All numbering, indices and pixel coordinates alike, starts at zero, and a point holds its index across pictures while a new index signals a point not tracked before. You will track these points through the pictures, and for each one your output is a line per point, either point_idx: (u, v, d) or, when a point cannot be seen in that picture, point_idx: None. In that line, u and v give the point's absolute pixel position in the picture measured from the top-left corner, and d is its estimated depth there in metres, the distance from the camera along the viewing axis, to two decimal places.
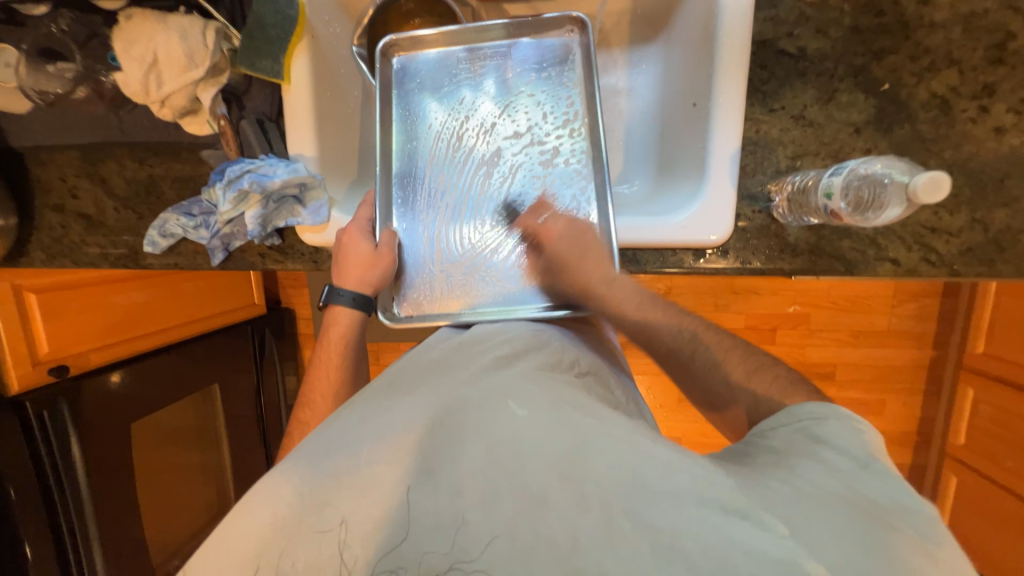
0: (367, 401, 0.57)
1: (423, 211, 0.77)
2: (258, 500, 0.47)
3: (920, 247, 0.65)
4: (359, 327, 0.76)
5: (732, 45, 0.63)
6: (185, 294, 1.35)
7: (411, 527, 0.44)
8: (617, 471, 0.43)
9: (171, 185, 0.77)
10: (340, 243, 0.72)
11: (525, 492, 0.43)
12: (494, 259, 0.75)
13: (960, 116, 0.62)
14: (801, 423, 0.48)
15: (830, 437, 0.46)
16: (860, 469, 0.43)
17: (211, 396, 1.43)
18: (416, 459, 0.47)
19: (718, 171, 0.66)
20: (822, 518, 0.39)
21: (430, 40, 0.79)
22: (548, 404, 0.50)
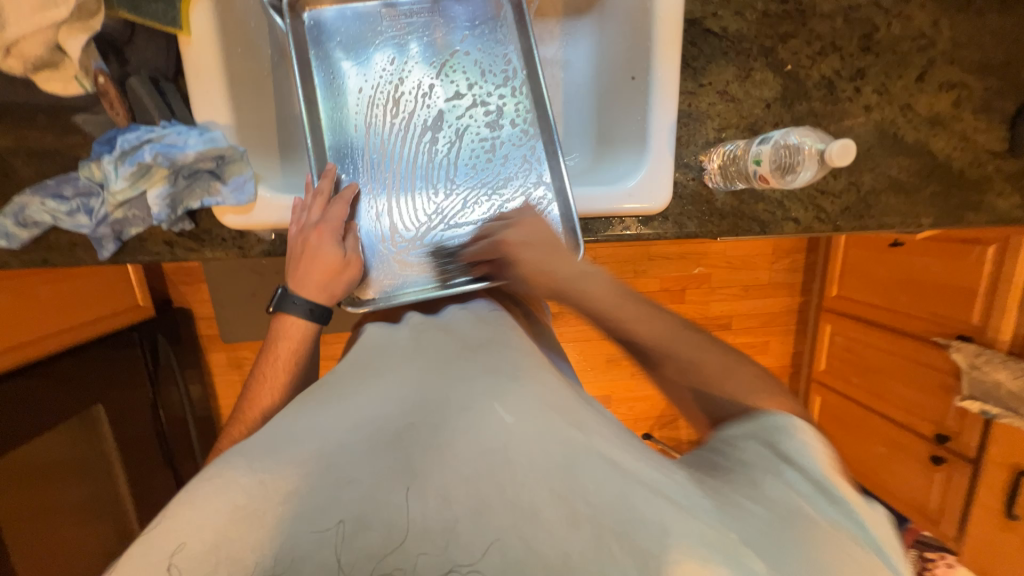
0: (334, 400, 0.49)
1: (366, 182, 0.71)
2: (215, 489, 0.39)
3: (814, 208, 0.77)
4: (312, 341, 0.65)
5: (667, 15, 0.67)
6: (42, 300, 1.09)
7: (396, 540, 0.37)
8: (612, 492, 0.39)
9: (25, 160, 0.61)
10: (304, 242, 0.63)
11: (519, 505, 0.38)
12: (439, 231, 0.72)
13: (841, 96, 0.74)
14: (763, 438, 0.50)
15: (796, 462, 0.46)
16: (815, 493, 0.44)
17: (95, 419, 1.21)
18: (394, 459, 0.41)
19: (660, 137, 0.70)
20: (777, 539, 0.39)
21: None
22: (535, 407, 0.46)
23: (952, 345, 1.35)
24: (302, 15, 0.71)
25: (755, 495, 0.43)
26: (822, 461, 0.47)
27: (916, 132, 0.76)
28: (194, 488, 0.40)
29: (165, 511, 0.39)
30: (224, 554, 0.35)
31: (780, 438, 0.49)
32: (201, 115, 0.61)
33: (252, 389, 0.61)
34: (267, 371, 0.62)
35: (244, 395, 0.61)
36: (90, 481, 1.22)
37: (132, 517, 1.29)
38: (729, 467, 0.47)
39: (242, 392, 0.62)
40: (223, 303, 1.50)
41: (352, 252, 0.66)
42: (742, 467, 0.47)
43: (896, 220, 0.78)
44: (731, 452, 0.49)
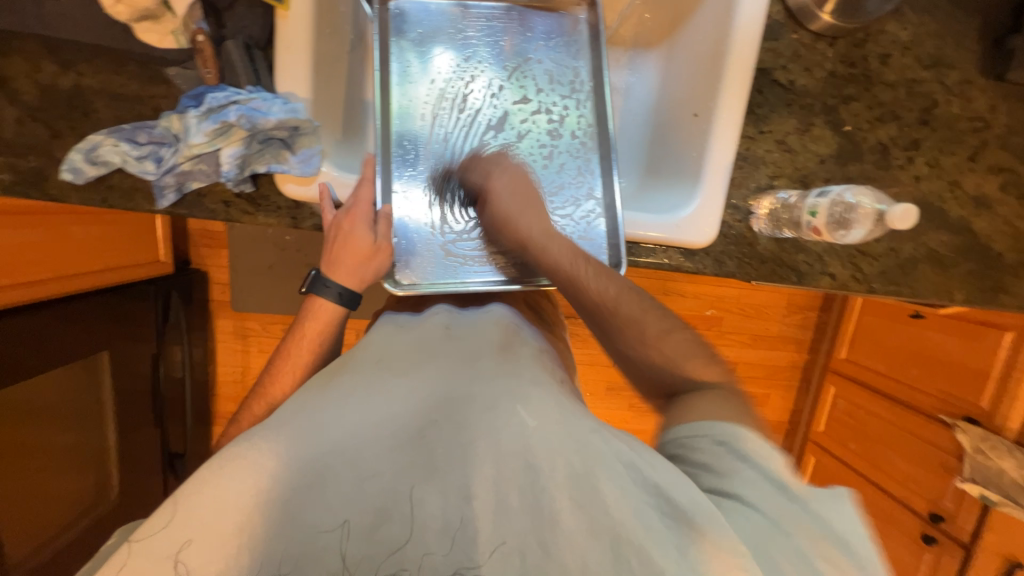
0: (350, 379, 0.51)
1: (422, 170, 0.73)
2: (236, 473, 0.40)
3: (852, 266, 0.78)
4: (339, 327, 0.66)
5: (741, 56, 0.70)
6: (72, 240, 1.11)
7: (421, 531, 0.40)
8: (627, 505, 0.40)
9: (108, 102, 0.63)
10: (336, 228, 0.63)
11: (537, 511, 0.41)
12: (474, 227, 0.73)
13: (894, 163, 0.76)
14: (714, 447, 0.44)
15: (748, 469, 0.42)
16: (777, 494, 0.41)
17: (97, 364, 1.17)
18: (416, 459, 0.43)
19: (713, 174, 0.72)
20: (750, 566, 0.37)
21: None
22: (556, 411, 0.46)
23: (957, 426, 1.34)
24: (387, 4, 0.74)
25: (734, 517, 0.40)
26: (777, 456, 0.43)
27: (960, 209, 0.78)
28: (212, 467, 0.41)
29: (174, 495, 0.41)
30: (251, 536, 0.39)
31: (736, 440, 0.44)
32: (282, 84, 0.62)
33: (276, 365, 0.63)
34: (292, 350, 0.63)
35: (267, 369, 0.63)
36: (80, 428, 1.17)
37: (116, 471, 1.26)
38: (700, 477, 0.43)
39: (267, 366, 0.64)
40: (241, 271, 1.51)
41: (383, 236, 0.64)
42: (711, 478, 0.43)
43: (929, 291, 0.79)
44: (691, 464, 0.45)
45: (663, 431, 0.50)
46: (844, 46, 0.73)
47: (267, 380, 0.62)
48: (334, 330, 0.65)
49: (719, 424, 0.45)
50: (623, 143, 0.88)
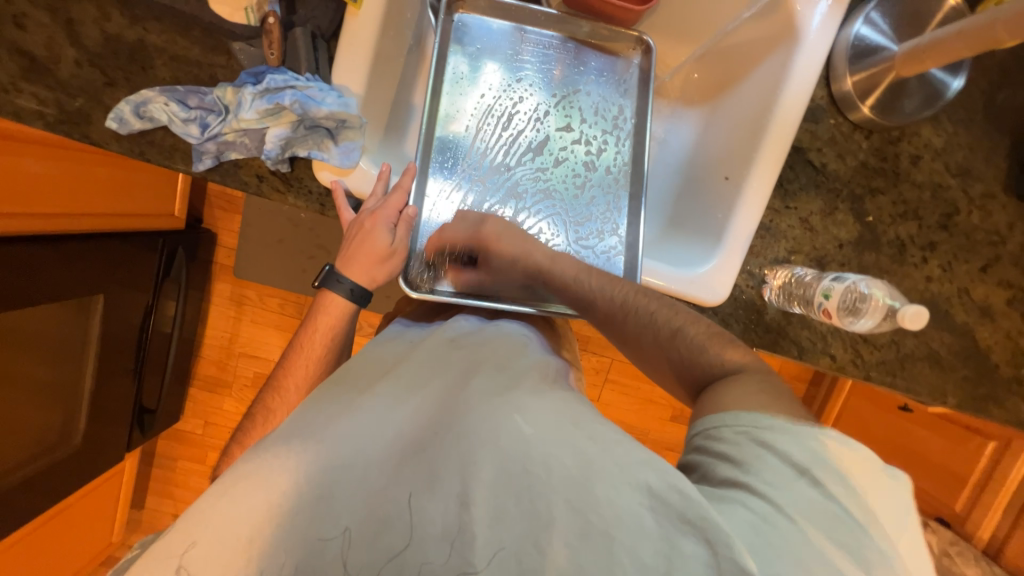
0: (369, 390, 0.53)
1: (457, 179, 0.74)
2: (252, 483, 0.44)
3: (853, 351, 0.79)
4: (349, 321, 0.68)
5: (781, 130, 0.72)
6: (93, 181, 1.12)
7: (422, 535, 0.43)
8: (621, 504, 0.42)
9: (166, 62, 0.64)
10: (359, 227, 0.65)
11: (533, 515, 0.43)
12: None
13: (909, 260, 0.77)
14: (751, 432, 0.47)
15: (777, 450, 0.45)
16: (797, 482, 0.43)
17: (91, 307, 1.16)
18: (417, 471, 0.46)
19: (733, 240, 0.73)
20: (773, 543, 0.40)
21: (493, 11, 0.77)
22: (553, 419, 0.48)
23: (929, 525, 1.35)
24: (451, 16, 0.76)
25: (746, 498, 0.42)
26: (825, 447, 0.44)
27: (965, 314, 0.80)
28: (231, 477, 0.46)
29: (189, 509, 0.45)
30: (260, 546, 0.43)
31: (763, 428, 0.47)
32: (339, 77, 0.64)
33: (289, 360, 0.68)
34: (304, 346, 0.67)
35: (282, 362, 0.68)
36: (61, 367, 1.15)
37: (84, 416, 1.24)
38: (719, 465, 0.46)
39: (279, 361, 0.68)
40: (250, 240, 1.51)
41: (400, 240, 0.66)
42: (728, 468, 0.45)
43: (923, 388, 0.80)
44: (714, 452, 0.48)
45: (690, 424, 0.53)
46: (879, 140, 0.75)
47: (281, 371, 0.67)
48: (346, 328, 0.68)
49: (750, 415, 0.48)
50: (657, 187, 0.89)
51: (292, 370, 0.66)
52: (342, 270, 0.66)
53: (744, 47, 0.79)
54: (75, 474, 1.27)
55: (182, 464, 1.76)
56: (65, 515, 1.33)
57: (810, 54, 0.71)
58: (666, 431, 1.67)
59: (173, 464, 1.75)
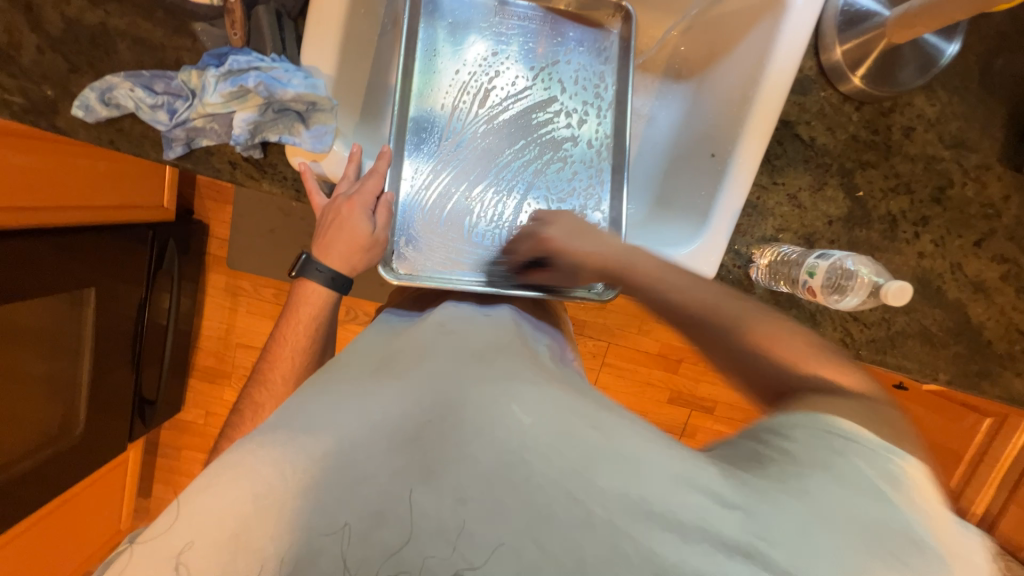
0: (352, 384, 0.51)
1: (435, 159, 0.73)
2: (237, 476, 0.41)
3: (842, 330, 0.78)
4: (330, 309, 0.68)
5: (767, 102, 0.69)
6: (78, 173, 1.11)
7: (419, 534, 0.39)
8: (622, 493, 0.41)
9: (130, 46, 0.62)
10: (334, 211, 0.63)
11: (531, 503, 0.41)
12: (471, 220, 0.72)
13: (900, 236, 0.76)
14: (833, 434, 0.44)
15: (853, 457, 0.43)
16: (875, 500, 0.40)
17: (83, 301, 1.15)
18: (413, 461, 0.43)
19: (718, 220, 0.71)
20: (823, 547, 0.39)
21: None
22: (549, 406, 0.48)
23: None
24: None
25: (804, 494, 0.41)
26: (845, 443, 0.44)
27: (958, 291, 0.78)
28: (212, 472, 0.42)
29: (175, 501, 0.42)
30: (248, 542, 0.38)
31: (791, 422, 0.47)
32: (307, 57, 0.62)
33: (273, 352, 0.67)
34: (286, 334, 0.67)
35: (265, 354, 0.67)
36: (56, 360, 1.15)
37: (83, 409, 1.25)
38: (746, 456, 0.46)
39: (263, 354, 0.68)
40: (242, 229, 1.50)
41: (381, 226, 0.64)
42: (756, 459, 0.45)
43: (914, 366, 0.79)
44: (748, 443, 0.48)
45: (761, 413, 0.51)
46: (869, 111, 0.73)
47: (265, 364, 0.67)
48: (327, 313, 0.68)
49: (839, 420, 0.46)
50: (637, 167, 0.88)
51: (277, 361, 0.66)
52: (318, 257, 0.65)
53: (730, 13, 0.76)
54: (78, 465, 1.29)
55: (186, 453, 1.78)
56: (71, 504, 1.36)
57: (797, 18, 0.68)
58: (663, 413, 1.67)
59: (177, 454, 1.78)
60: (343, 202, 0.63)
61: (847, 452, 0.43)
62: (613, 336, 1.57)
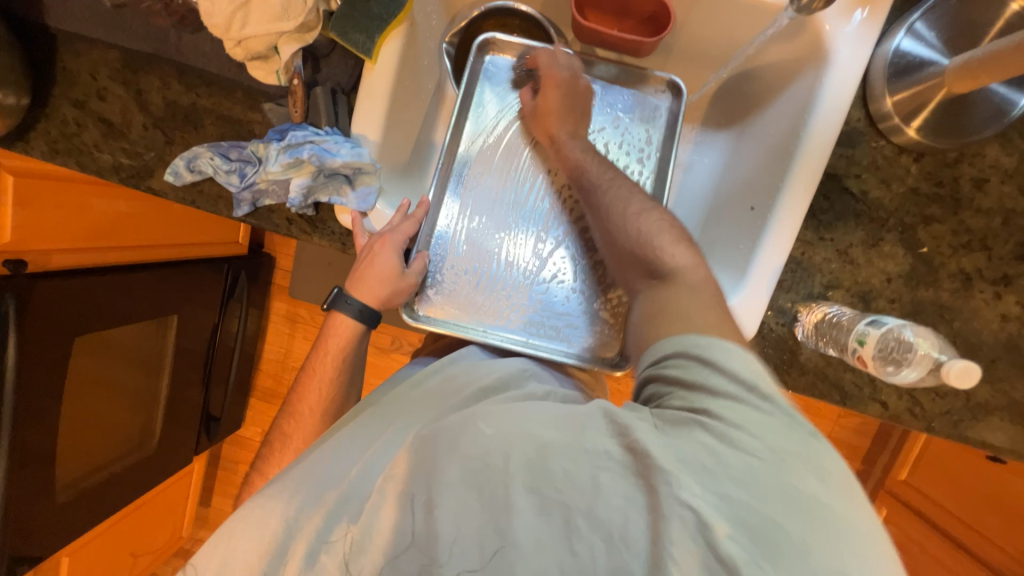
0: (350, 429, 0.59)
1: (467, 205, 0.74)
2: (258, 518, 0.50)
3: (909, 398, 0.70)
4: (356, 342, 0.71)
5: (811, 156, 0.66)
6: (172, 217, 1.27)
7: (400, 550, 0.43)
8: (579, 477, 0.41)
9: (214, 122, 0.72)
10: (369, 250, 0.67)
11: (491, 500, 0.42)
12: (500, 268, 0.73)
13: (976, 295, 0.68)
14: (693, 350, 0.46)
15: (721, 363, 0.45)
16: (747, 399, 0.43)
17: (166, 326, 1.30)
18: (401, 483, 0.46)
19: (757, 278, 0.68)
20: (728, 473, 0.39)
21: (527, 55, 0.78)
22: (516, 418, 0.47)
23: None
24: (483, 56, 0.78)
25: (701, 427, 0.42)
26: (756, 365, 0.45)
27: None
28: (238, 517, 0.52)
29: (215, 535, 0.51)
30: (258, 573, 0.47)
31: (704, 345, 0.46)
32: (357, 127, 0.68)
33: (302, 385, 0.71)
34: (316, 368, 0.71)
35: (296, 387, 0.72)
36: (141, 378, 1.30)
37: (158, 424, 1.38)
38: (671, 395, 0.45)
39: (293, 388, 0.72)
40: (304, 263, 1.64)
41: (414, 272, 0.68)
42: (682, 394, 0.45)
43: (1003, 442, 0.69)
44: (665, 378, 0.47)
45: (652, 350, 0.50)
46: (931, 163, 0.67)
47: (295, 397, 0.71)
48: (354, 347, 0.71)
49: (694, 334, 0.48)
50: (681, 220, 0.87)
51: (307, 396, 0.70)
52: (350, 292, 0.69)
53: (773, 67, 0.74)
54: (150, 474, 1.42)
55: (244, 467, 1.91)
56: (143, 508, 1.50)
57: (844, 72, 0.65)
58: None
59: (235, 467, 1.91)
60: (386, 247, 0.67)
61: (709, 360, 0.45)
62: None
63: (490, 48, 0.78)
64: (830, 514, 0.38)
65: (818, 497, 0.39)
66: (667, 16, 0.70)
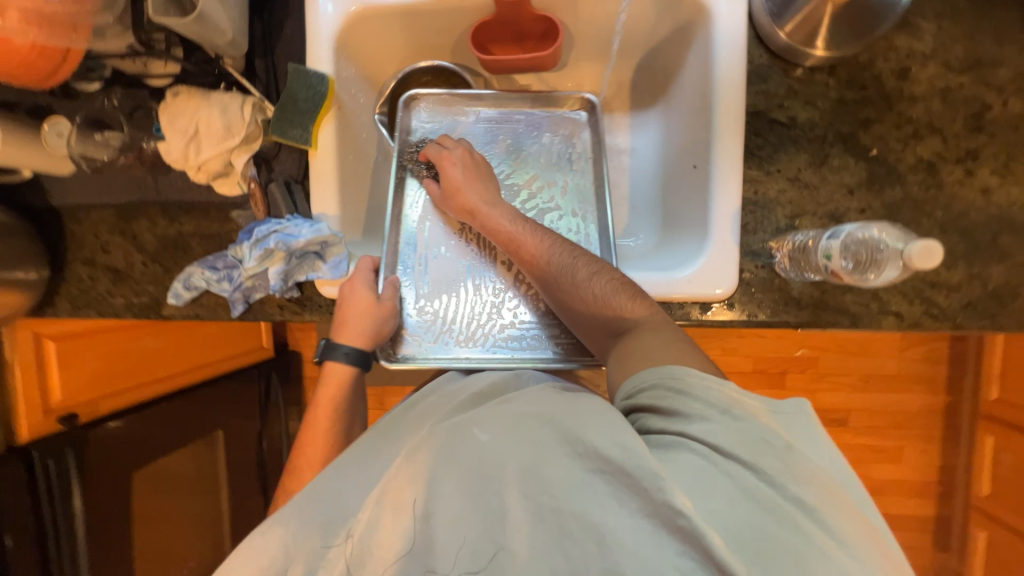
0: (350, 451, 0.59)
1: (423, 250, 0.78)
2: (263, 535, 0.51)
3: (922, 302, 0.67)
4: (349, 384, 0.73)
5: (727, 99, 0.68)
6: (199, 337, 1.32)
7: (399, 557, 0.45)
8: (566, 479, 0.43)
9: (198, 242, 0.81)
10: (341, 295, 0.71)
11: (487, 507, 0.44)
12: (467, 301, 0.76)
13: (947, 179, 0.66)
14: (670, 383, 0.51)
15: (696, 390, 0.49)
16: (725, 418, 0.46)
17: (215, 442, 1.37)
18: (394, 506, 0.47)
19: (718, 229, 0.69)
20: (713, 486, 0.42)
21: (451, 100, 0.84)
22: (509, 424, 0.49)
23: None
24: (409, 102, 0.83)
25: (689, 445, 0.45)
26: (729, 387, 0.49)
27: None
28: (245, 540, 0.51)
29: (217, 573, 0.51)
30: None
31: (679, 377, 0.51)
32: (316, 208, 0.76)
33: (300, 443, 0.72)
34: (312, 421, 0.72)
35: (295, 447, 0.72)
36: (203, 498, 1.36)
37: (226, 539, 1.42)
38: (652, 419, 0.50)
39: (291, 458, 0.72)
40: None
41: (387, 296, 0.72)
42: (661, 419, 0.49)
43: None
44: (645, 407, 0.52)
45: (633, 376, 0.56)
46: (847, 71, 0.68)
47: (295, 457, 0.71)
48: (349, 387, 0.73)
49: (675, 366, 0.53)
50: (645, 205, 0.89)
51: (307, 451, 0.70)
52: (337, 341, 0.71)
53: (672, 37, 0.79)
54: None
55: None
56: None
57: (728, 21, 0.68)
58: None
59: None
60: (359, 285, 0.71)
61: (687, 389, 0.50)
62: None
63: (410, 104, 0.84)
64: (828, 526, 0.40)
65: (792, 506, 0.41)
66: (555, 29, 0.77)
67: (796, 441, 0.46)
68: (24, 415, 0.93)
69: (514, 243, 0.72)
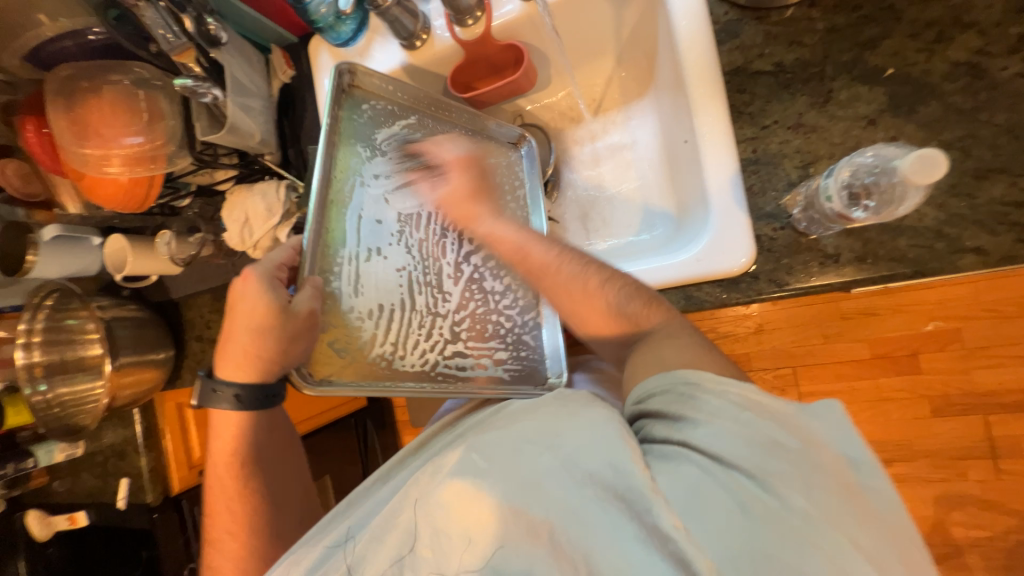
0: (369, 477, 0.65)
1: (370, 262, 0.59)
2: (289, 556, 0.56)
3: (1009, 228, 0.54)
4: (241, 437, 0.68)
5: (697, 65, 0.64)
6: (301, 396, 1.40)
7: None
8: (563, 499, 0.42)
9: None
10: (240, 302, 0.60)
11: (486, 530, 0.43)
12: (415, 319, 0.61)
13: (1000, 75, 0.56)
14: (679, 388, 0.48)
15: (702, 397, 0.46)
16: (735, 426, 0.43)
17: (324, 487, 1.46)
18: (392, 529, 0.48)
19: (718, 198, 0.63)
20: (715, 502, 0.40)
21: (389, 85, 0.66)
22: (510, 443, 0.46)
23: None
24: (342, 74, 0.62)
25: (689, 456, 0.42)
26: (748, 389, 0.45)
27: None
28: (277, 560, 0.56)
29: None
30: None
31: (691, 382, 0.47)
32: None
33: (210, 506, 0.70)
34: (214, 479, 0.69)
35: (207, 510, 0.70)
36: None
37: None
38: (655, 426, 0.47)
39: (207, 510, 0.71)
40: None
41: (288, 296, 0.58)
42: (664, 427, 0.46)
43: None
44: (650, 414, 0.48)
45: (643, 386, 0.51)
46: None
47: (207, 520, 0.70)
48: (242, 443, 0.68)
49: (687, 370, 0.49)
50: (657, 194, 0.85)
51: (216, 516, 0.69)
52: (226, 379, 0.64)
53: (643, 25, 0.80)
54: None
55: None
56: None
57: None
58: (943, 432, 1.24)
59: None
60: (262, 290, 0.59)
61: (693, 395, 0.46)
62: (792, 358, 1.29)
63: (351, 81, 0.63)
64: (844, 550, 0.38)
65: (805, 527, 0.38)
66: (520, 51, 0.82)
67: (817, 450, 0.43)
68: (175, 470, 1.09)
69: (520, 252, 0.66)
